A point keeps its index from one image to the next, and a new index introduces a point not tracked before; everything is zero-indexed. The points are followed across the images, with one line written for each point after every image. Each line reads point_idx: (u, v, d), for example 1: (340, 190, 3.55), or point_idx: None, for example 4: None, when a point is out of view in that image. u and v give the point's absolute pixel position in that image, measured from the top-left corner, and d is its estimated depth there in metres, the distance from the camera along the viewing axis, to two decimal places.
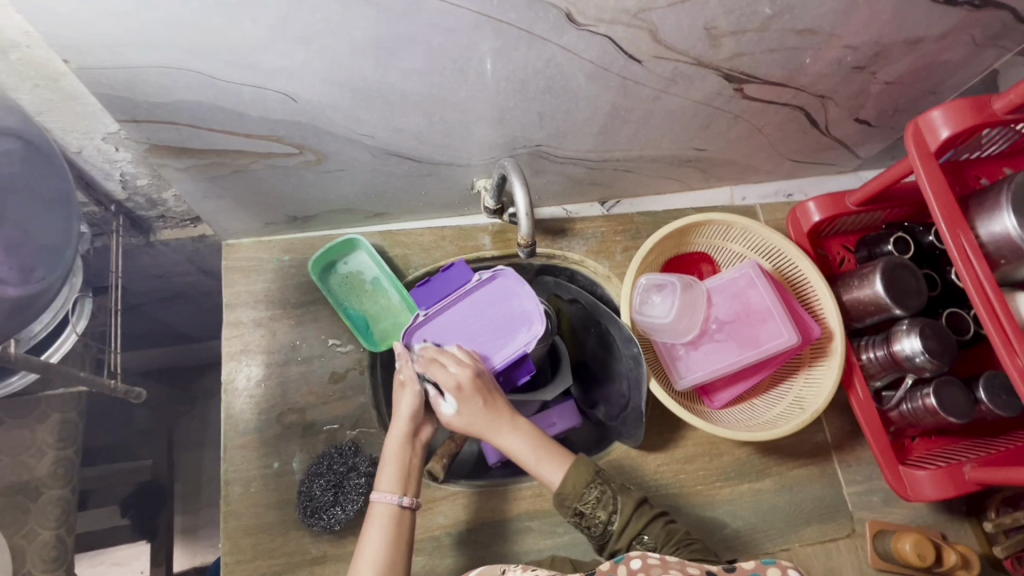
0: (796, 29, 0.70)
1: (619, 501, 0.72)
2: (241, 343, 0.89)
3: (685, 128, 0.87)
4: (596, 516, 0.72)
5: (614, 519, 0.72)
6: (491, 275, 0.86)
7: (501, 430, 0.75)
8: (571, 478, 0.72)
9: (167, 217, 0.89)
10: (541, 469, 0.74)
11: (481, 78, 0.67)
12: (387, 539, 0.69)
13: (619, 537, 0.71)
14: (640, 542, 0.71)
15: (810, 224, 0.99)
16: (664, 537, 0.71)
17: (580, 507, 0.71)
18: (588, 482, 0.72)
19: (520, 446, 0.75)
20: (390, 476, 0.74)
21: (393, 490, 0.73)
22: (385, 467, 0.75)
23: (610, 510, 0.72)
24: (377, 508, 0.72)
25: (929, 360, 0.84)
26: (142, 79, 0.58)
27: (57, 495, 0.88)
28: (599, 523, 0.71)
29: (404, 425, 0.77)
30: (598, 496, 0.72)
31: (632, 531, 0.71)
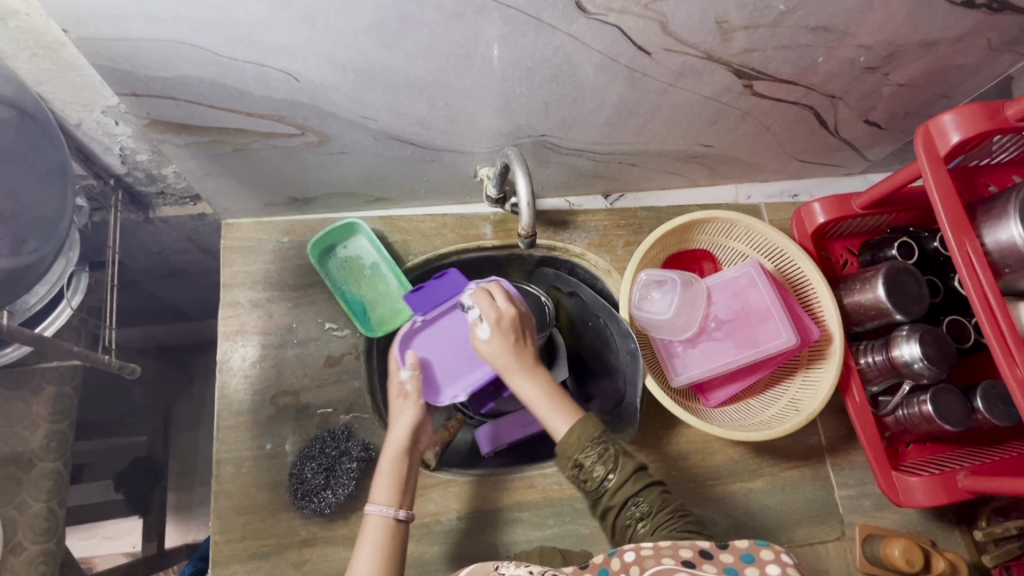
0: (810, 26, 0.69)
1: (620, 460, 0.67)
2: (237, 323, 0.89)
3: (693, 123, 0.86)
4: (593, 470, 0.66)
5: (612, 477, 0.66)
6: (486, 283, 0.85)
7: (522, 370, 0.75)
8: (574, 428, 0.68)
9: (167, 193, 0.88)
10: (551, 415, 0.71)
11: (487, 64, 0.66)
12: (381, 551, 0.68)
13: (613, 494, 0.66)
14: (634, 506, 0.65)
15: (815, 225, 0.98)
16: (660, 505, 0.65)
17: (580, 457, 0.66)
18: (593, 435, 0.67)
19: (535, 390, 0.74)
20: (385, 487, 0.73)
21: (388, 502, 0.72)
22: (378, 480, 0.74)
23: (609, 467, 0.66)
24: (371, 520, 0.70)
25: (927, 366, 0.84)
26: (142, 52, 0.57)
27: (50, 467, 0.88)
28: (595, 476, 0.66)
29: (399, 442, 0.77)
30: (601, 449, 0.67)
31: (628, 491, 0.65)
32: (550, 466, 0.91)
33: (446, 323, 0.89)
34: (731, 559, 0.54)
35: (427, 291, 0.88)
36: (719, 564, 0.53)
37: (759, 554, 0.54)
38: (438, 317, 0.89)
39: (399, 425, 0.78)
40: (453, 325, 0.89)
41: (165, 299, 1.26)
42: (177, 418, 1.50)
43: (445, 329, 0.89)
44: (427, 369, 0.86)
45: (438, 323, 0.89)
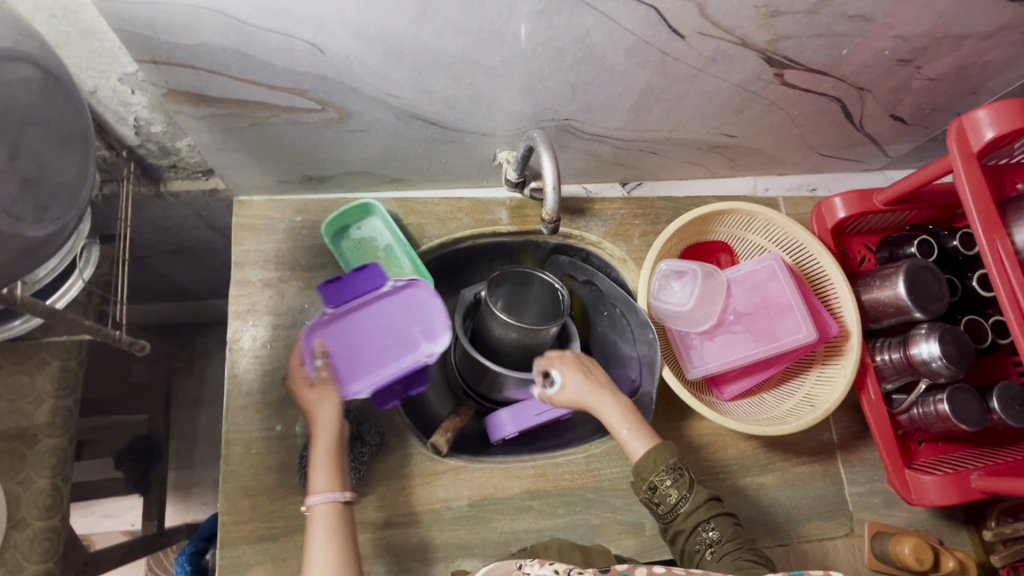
0: (847, 14, 0.68)
1: (694, 489, 0.71)
2: (248, 302, 0.88)
3: (718, 112, 0.85)
4: (668, 495, 0.71)
5: (685, 503, 0.71)
6: (406, 283, 0.86)
7: (603, 399, 0.80)
8: (654, 454, 0.72)
9: (179, 167, 0.86)
10: (631, 441, 0.76)
11: (516, 43, 0.65)
12: (331, 541, 0.66)
13: (684, 519, 0.70)
14: (705, 533, 0.69)
15: (835, 220, 0.97)
16: (729, 535, 0.69)
17: (656, 481, 0.71)
18: (671, 465, 0.72)
19: (617, 417, 0.78)
20: (323, 477, 0.71)
21: (332, 488, 0.70)
22: (317, 468, 0.71)
23: (683, 493, 0.71)
24: (317, 510, 0.68)
25: (946, 365, 0.83)
26: (165, 17, 0.55)
27: (55, 443, 0.86)
28: (670, 501, 0.71)
29: (327, 429, 0.74)
30: (677, 478, 0.72)
31: (699, 518, 0.70)
32: (561, 455, 0.90)
33: (360, 319, 0.84)
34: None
35: (344, 283, 0.84)
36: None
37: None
38: (351, 313, 0.84)
39: (324, 410, 0.76)
40: (368, 319, 0.84)
41: (170, 276, 1.25)
42: (179, 397, 1.48)
43: (357, 324, 0.84)
44: (334, 362, 0.81)
45: (349, 318, 0.84)
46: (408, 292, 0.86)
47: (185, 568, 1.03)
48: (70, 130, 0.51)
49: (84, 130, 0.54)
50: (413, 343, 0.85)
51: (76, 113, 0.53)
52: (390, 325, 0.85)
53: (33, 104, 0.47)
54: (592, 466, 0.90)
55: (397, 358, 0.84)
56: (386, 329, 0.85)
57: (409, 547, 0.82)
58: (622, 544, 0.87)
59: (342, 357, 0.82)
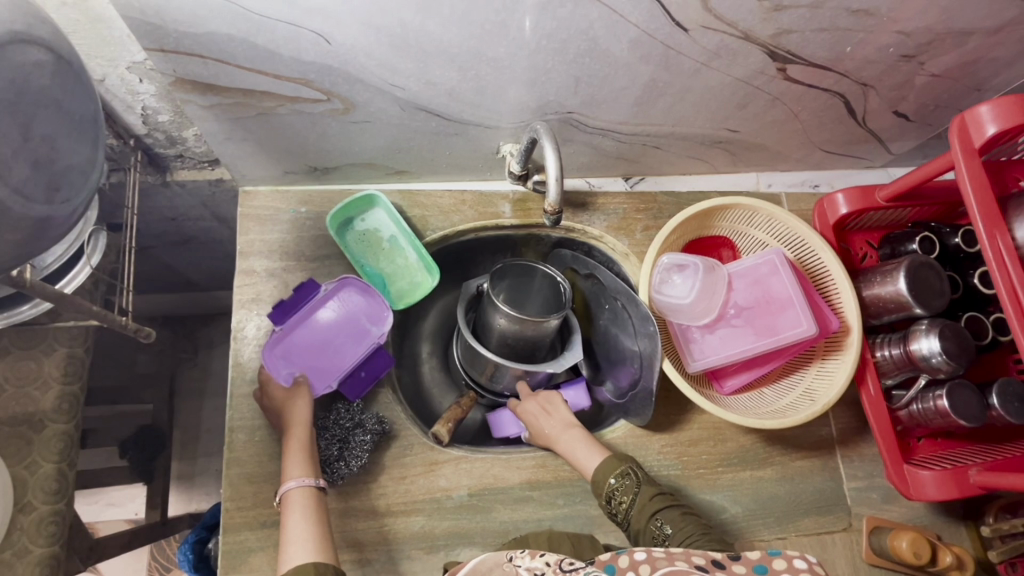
0: (850, 9, 0.68)
1: (641, 489, 0.77)
2: (253, 292, 0.88)
3: (721, 106, 0.85)
4: (620, 501, 0.77)
5: (634, 503, 0.76)
6: (337, 284, 0.87)
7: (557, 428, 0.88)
8: (603, 464, 0.80)
9: (185, 157, 0.86)
10: (586, 460, 0.83)
11: (521, 34, 0.65)
12: (307, 518, 0.70)
13: (637, 519, 0.75)
14: (659, 528, 0.73)
15: (837, 216, 0.97)
16: (679, 525, 0.72)
17: (605, 488, 0.78)
18: (617, 472, 0.79)
19: (571, 441, 0.85)
20: (296, 463, 0.75)
21: (305, 474, 0.74)
22: (290, 458, 0.75)
23: (633, 496, 0.77)
24: (293, 494, 0.72)
25: (946, 361, 0.84)
26: (174, 5, 0.56)
27: (60, 429, 0.87)
28: (622, 506, 0.77)
29: (301, 424, 0.78)
30: (625, 482, 0.78)
31: (650, 514, 0.74)
32: None
33: (306, 329, 0.86)
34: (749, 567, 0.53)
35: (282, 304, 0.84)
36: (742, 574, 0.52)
37: (771, 563, 0.53)
38: (294, 326, 0.85)
39: (298, 408, 0.80)
40: (314, 326, 0.86)
41: (175, 267, 1.26)
42: (183, 387, 1.50)
43: (303, 336, 0.85)
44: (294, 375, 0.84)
45: (298, 331, 0.85)
46: (344, 291, 0.87)
47: (188, 555, 1.04)
48: (81, 114, 0.52)
49: (94, 114, 0.55)
50: (362, 333, 0.87)
51: (87, 98, 0.53)
52: (337, 323, 0.87)
53: (45, 87, 0.47)
54: None
55: (353, 350, 0.86)
56: (334, 328, 0.86)
57: (409, 535, 0.83)
58: (620, 535, 0.88)
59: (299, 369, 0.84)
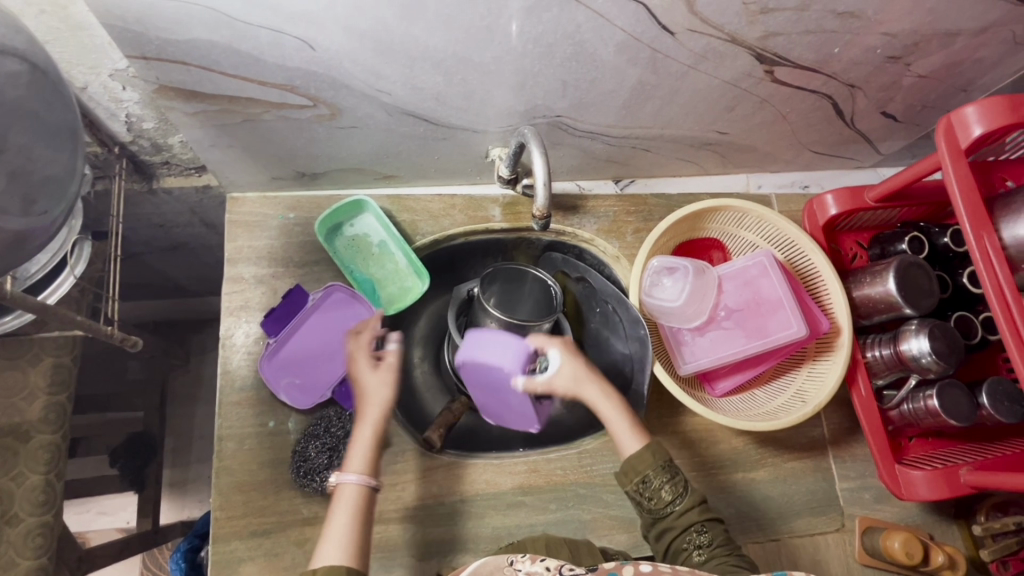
0: (836, 11, 0.68)
1: (688, 490, 0.72)
2: (242, 299, 0.88)
3: (710, 108, 0.85)
4: (663, 494, 0.71)
5: (680, 502, 0.71)
6: (325, 292, 0.87)
7: (598, 395, 0.81)
8: (653, 452, 0.73)
9: (172, 164, 0.86)
10: (625, 437, 0.76)
11: (507, 39, 0.65)
12: (353, 522, 0.65)
13: (675, 518, 0.71)
14: (695, 534, 0.70)
15: (826, 217, 0.97)
16: (717, 539, 0.70)
17: (649, 477, 0.72)
18: (665, 464, 0.72)
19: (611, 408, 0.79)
20: (360, 455, 0.70)
21: (366, 471, 0.69)
22: (357, 445, 0.71)
23: (677, 493, 0.72)
24: (345, 487, 0.67)
25: (936, 361, 0.84)
26: (155, 12, 0.55)
27: (47, 439, 0.86)
28: (660, 499, 0.71)
29: (378, 407, 0.75)
30: (669, 477, 0.72)
31: (692, 519, 0.70)
32: (553, 451, 0.91)
33: (297, 339, 0.86)
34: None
35: (275, 317, 0.85)
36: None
37: None
38: (287, 337, 0.86)
39: (378, 388, 0.76)
40: (305, 335, 0.86)
41: (164, 273, 1.24)
42: (174, 394, 1.49)
43: (296, 347, 0.86)
44: (291, 387, 0.85)
45: (289, 342, 0.86)
46: (332, 298, 0.88)
47: (179, 564, 1.03)
48: (63, 126, 0.52)
49: (75, 125, 0.54)
50: None
51: (67, 109, 0.53)
52: (328, 331, 0.87)
53: (21, 98, 0.47)
54: (583, 462, 0.90)
55: (345, 357, 0.87)
56: (326, 336, 0.87)
57: (400, 542, 0.82)
58: (614, 539, 0.88)
59: (295, 381, 0.85)
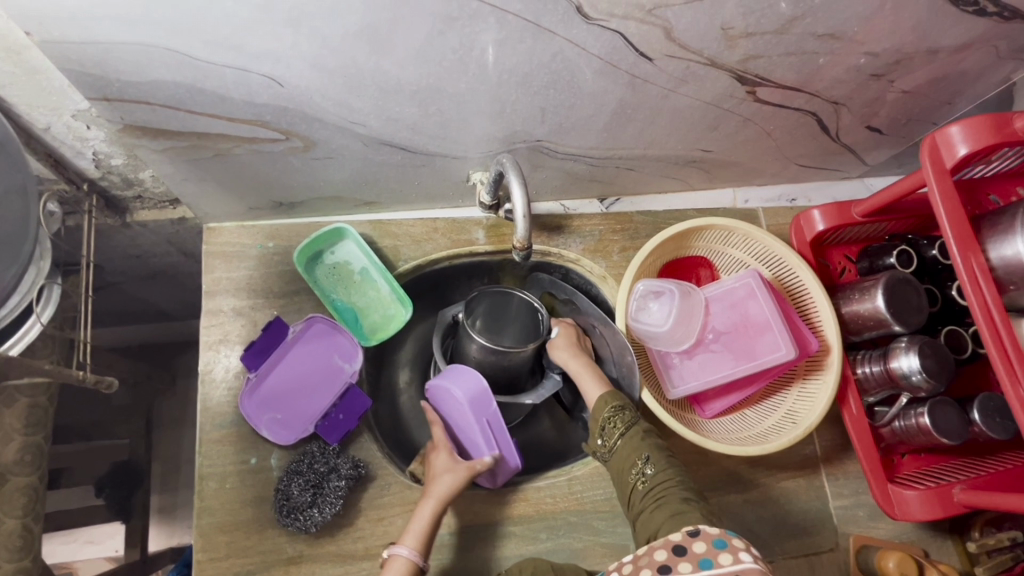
0: (816, 34, 0.66)
1: (634, 426, 0.77)
2: (220, 332, 0.86)
3: (693, 128, 0.83)
4: (613, 432, 0.78)
5: (626, 435, 0.77)
6: (305, 324, 0.85)
7: (568, 355, 0.88)
8: (602, 398, 0.81)
9: (145, 198, 0.84)
10: (587, 387, 0.84)
11: (482, 69, 0.63)
12: None
13: (624, 452, 0.76)
14: (640, 466, 0.74)
15: (814, 233, 0.96)
16: (662, 470, 0.73)
17: (604, 420, 0.79)
18: (618, 404, 0.79)
19: (578, 364, 0.87)
20: (416, 531, 0.72)
21: (417, 548, 0.70)
22: (414, 521, 0.72)
23: (625, 427, 0.77)
24: (395, 560, 0.69)
25: (926, 379, 0.83)
26: (114, 56, 0.53)
27: (23, 482, 0.84)
28: (614, 437, 0.78)
29: (442, 493, 0.75)
30: (623, 416, 0.78)
31: (637, 449, 0.75)
32: (543, 479, 0.90)
33: (277, 373, 0.83)
34: (704, 548, 0.57)
35: (258, 351, 0.83)
36: (693, 559, 0.56)
37: (729, 540, 0.57)
38: (267, 372, 0.83)
39: (445, 476, 0.77)
40: (284, 369, 0.84)
41: (146, 300, 1.22)
42: (161, 418, 1.46)
43: (275, 382, 0.83)
44: (271, 423, 0.82)
45: (268, 377, 0.83)
46: (312, 331, 0.85)
47: None
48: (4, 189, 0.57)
49: (23, 185, 0.60)
50: (333, 372, 0.85)
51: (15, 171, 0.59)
52: (307, 365, 0.85)
53: None
54: (573, 489, 0.89)
55: (325, 391, 0.84)
56: (305, 370, 0.84)
57: None
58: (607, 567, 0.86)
59: (274, 418, 0.83)
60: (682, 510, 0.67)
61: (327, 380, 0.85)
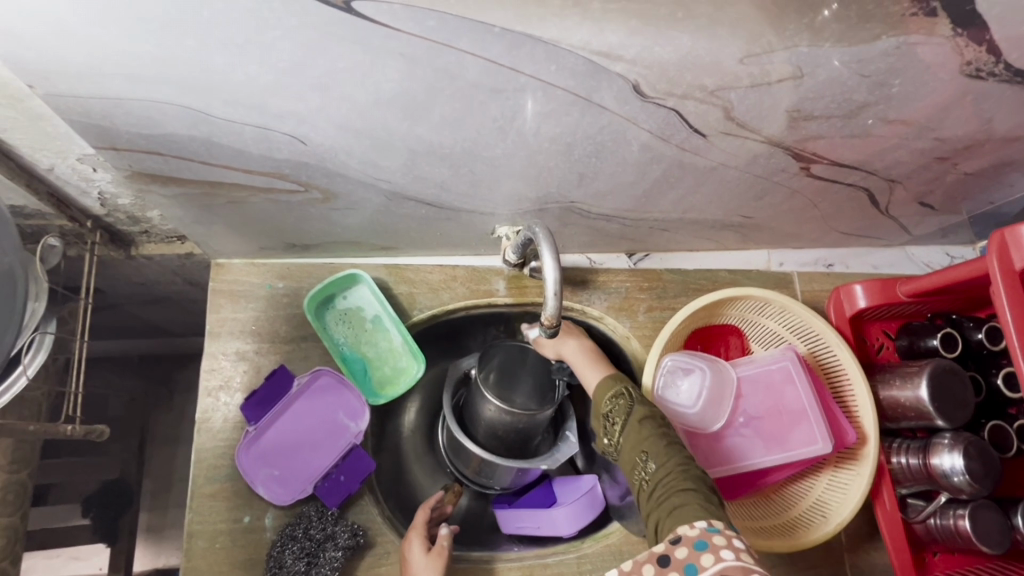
0: (886, 119, 0.61)
1: (633, 411, 0.68)
2: (220, 378, 0.81)
3: (736, 197, 0.78)
4: (613, 425, 0.69)
5: (623, 427, 0.68)
6: (312, 376, 0.81)
7: (566, 345, 0.83)
8: (599, 387, 0.73)
9: (151, 233, 0.79)
10: (587, 372, 0.79)
11: (522, 137, 0.58)
12: None
13: (624, 446, 0.67)
14: (643, 464, 0.64)
15: (855, 309, 0.91)
16: (662, 459, 0.62)
17: (605, 413, 0.70)
18: (614, 394, 0.71)
19: (575, 351, 0.82)
20: None
21: None
22: None
23: (623, 418, 0.69)
24: None
25: (969, 482, 0.77)
26: (124, 110, 0.48)
27: (4, 523, 0.79)
28: (617, 431, 0.68)
29: None
30: (622, 405, 0.70)
31: (635, 442, 0.65)
32: (550, 554, 0.85)
33: (278, 426, 0.79)
34: (686, 554, 0.51)
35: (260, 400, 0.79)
36: (677, 566, 0.51)
37: (711, 541, 0.51)
38: (268, 424, 0.79)
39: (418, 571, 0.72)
40: (286, 423, 0.79)
41: (147, 319, 1.18)
42: (154, 434, 1.40)
43: (276, 437, 0.79)
44: (269, 480, 0.78)
45: (269, 430, 0.79)
46: (318, 383, 0.81)
47: None
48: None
49: (9, 270, 0.59)
50: (337, 430, 0.81)
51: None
52: (311, 420, 0.80)
53: None
54: (583, 567, 0.84)
55: (328, 451, 0.80)
56: (308, 426, 0.80)
57: None
58: None
59: (272, 476, 0.78)
60: (681, 505, 0.57)
61: (330, 439, 0.80)
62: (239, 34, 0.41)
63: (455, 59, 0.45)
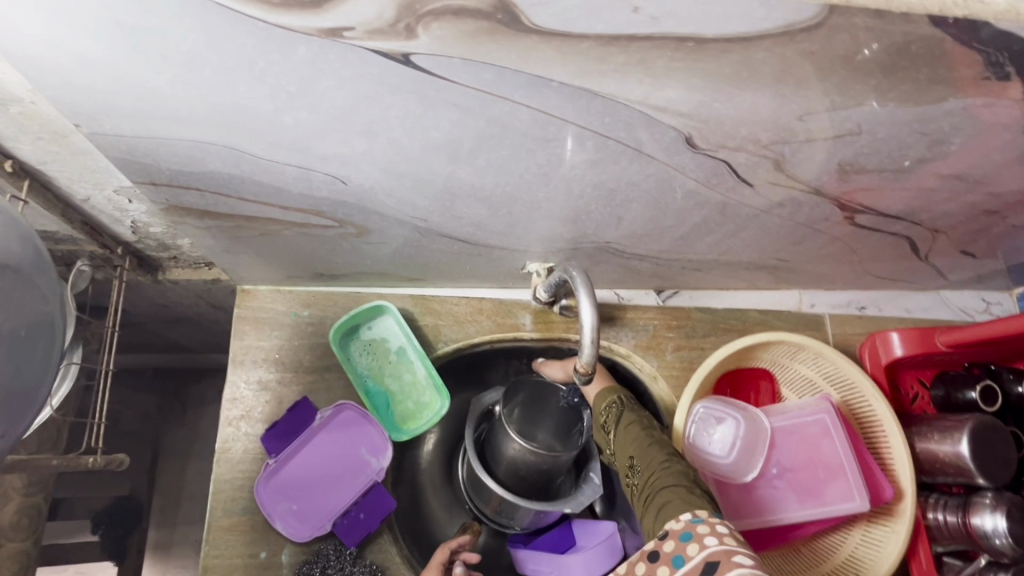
0: (941, 173, 0.59)
1: (624, 416, 0.74)
2: (241, 408, 0.79)
3: (774, 242, 0.77)
4: (609, 429, 0.76)
5: (616, 432, 0.74)
6: (336, 409, 0.79)
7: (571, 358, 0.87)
8: (598, 395, 0.80)
9: (179, 259, 0.79)
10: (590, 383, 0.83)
11: (567, 182, 0.57)
12: None
13: (618, 451, 0.73)
14: (631, 467, 0.69)
15: (891, 358, 0.87)
16: (645, 459, 0.66)
17: (603, 420, 0.77)
18: (608, 400, 0.77)
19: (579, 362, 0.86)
20: None
21: None
22: None
23: (616, 423, 0.75)
24: None
25: (1010, 545, 0.75)
26: (168, 150, 0.48)
27: (17, 548, 0.78)
28: (613, 437, 0.74)
29: None
30: (615, 409, 0.76)
31: (626, 444, 0.71)
32: None
33: (300, 459, 0.78)
34: (673, 546, 0.49)
35: (282, 432, 0.78)
36: (665, 560, 0.48)
37: (696, 530, 0.49)
38: (289, 457, 0.77)
39: None
40: (308, 456, 0.78)
41: (167, 336, 1.17)
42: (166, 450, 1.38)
43: (297, 470, 0.77)
44: (287, 514, 0.76)
45: (290, 463, 0.77)
46: (342, 417, 0.80)
47: None
48: (27, 326, 0.47)
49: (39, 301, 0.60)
50: (359, 465, 0.79)
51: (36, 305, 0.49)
52: (333, 455, 0.79)
53: None
54: None
55: (348, 487, 0.78)
56: (330, 460, 0.79)
57: None
58: None
59: (290, 510, 0.76)
60: (667, 502, 0.57)
61: (351, 474, 0.79)
62: (293, 82, 0.40)
63: (509, 110, 0.44)
